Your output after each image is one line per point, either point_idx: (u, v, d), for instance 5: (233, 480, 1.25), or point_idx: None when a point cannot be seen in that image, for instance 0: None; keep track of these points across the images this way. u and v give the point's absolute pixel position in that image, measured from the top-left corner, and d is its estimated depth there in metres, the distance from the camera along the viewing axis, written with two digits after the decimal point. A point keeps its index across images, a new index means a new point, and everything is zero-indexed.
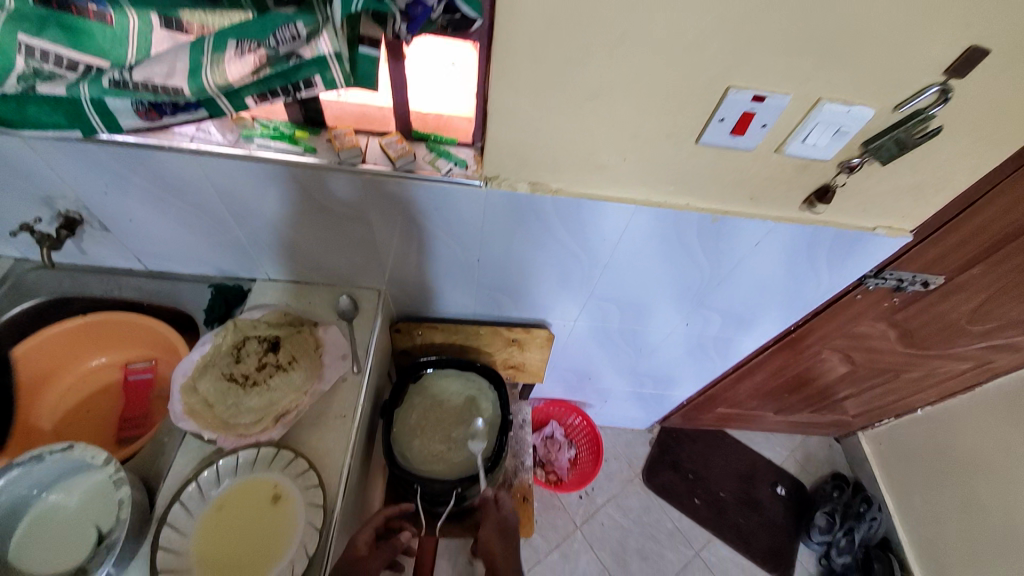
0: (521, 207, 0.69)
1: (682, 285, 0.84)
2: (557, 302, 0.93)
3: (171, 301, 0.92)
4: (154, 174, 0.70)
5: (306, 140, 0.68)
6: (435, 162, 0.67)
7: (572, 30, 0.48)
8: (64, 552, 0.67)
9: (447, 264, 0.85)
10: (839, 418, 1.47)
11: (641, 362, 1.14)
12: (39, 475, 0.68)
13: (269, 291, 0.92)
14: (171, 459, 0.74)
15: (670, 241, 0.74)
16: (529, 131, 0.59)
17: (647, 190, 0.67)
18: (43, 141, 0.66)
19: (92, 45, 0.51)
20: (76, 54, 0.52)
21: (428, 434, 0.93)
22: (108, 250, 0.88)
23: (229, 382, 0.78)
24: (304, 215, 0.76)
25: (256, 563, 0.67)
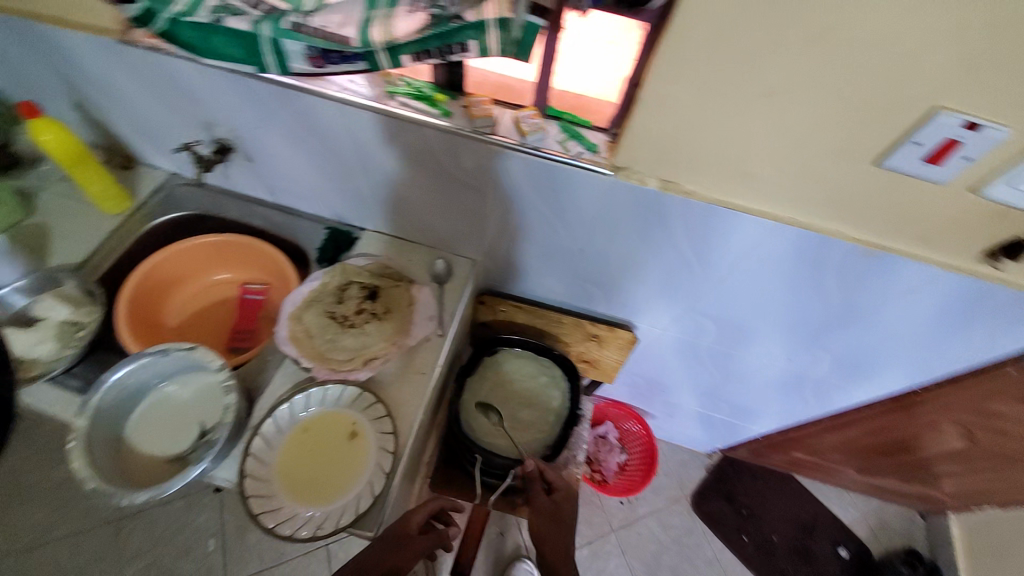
0: (650, 204, 0.66)
1: (801, 316, 0.78)
2: (651, 307, 0.90)
3: (289, 234, 1.00)
4: (299, 114, 0.75)
5: (443, 103, 0.68)
6: (565, 142, 0.65)
7: (767, 18, 0.44)
8: (172, 438, 0.75)
9: (549, 249, 0.85)
10: (934, 496, 1.30)
11: (724, 385, 1.08)
12: (163, 366, 0.77)
13: (374, 242, 0.96)
14: (270, 377, 0.80)
15: (802, 267, 0.69)
16: (680, 124, 0.55)
17: (795, 208, 0.61)
18: (215, 70, 0.73)
19: None
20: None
21: (497, 407, 1.00)
22: (247, 178, 0.97)
23: (329, 319, 0.83)
24: (425, 176, 0.78)
25: (327, 490, 0.72)
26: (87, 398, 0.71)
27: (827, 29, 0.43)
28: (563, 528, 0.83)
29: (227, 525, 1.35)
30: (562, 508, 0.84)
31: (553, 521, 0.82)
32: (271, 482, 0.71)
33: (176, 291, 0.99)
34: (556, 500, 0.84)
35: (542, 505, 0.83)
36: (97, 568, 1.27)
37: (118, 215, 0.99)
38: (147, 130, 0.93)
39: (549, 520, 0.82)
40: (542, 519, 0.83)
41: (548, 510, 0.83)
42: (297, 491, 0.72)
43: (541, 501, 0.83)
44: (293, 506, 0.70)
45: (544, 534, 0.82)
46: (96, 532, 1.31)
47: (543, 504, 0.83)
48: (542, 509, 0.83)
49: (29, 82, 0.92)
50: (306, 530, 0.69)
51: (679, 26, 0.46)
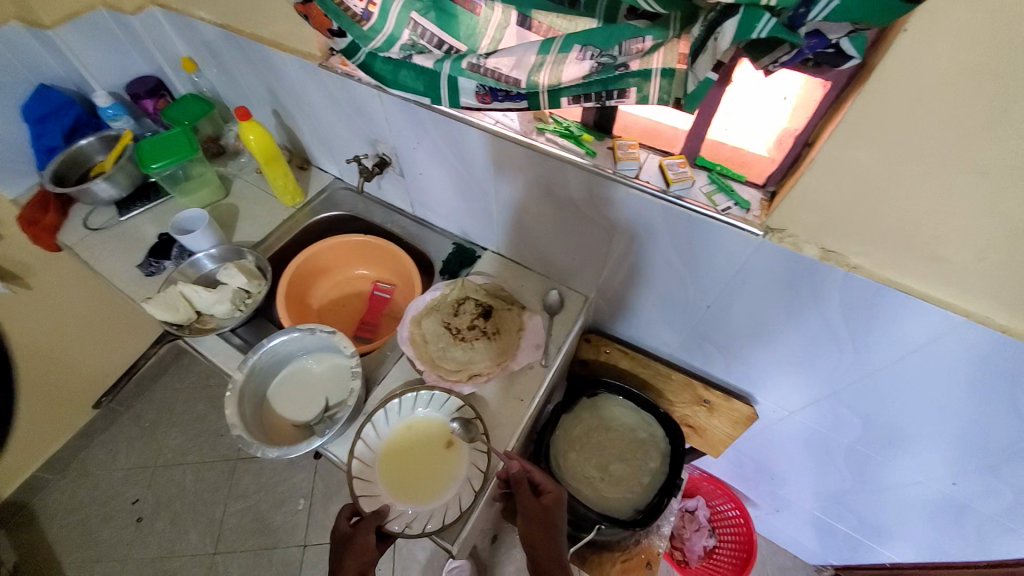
0: (799, 273, 0.60)
1: (980, 437, 0.64)
2: (776, 383, 0.80)
3: (422, 244, 1.10)
4: (454, 140, 0.82)
5: (590, 143, 0.70)
6: (713, 195, 0.62)
7: (992, 87, 0.38)
8: (301, 407, 0.85)
9: (669, 299, 0.81)
10: None
11: (854, 493, 0.92)
12: (307, 342, 0.88)
13: (494, 263, 1.01)
14: (385, 370, 0.88)
15: (995, 379, 0.56)
16: (852, 192, 0.50)
17: (995, 308, 0.51)
18: (391, 97, 0.83)
19: (456, 30, 0.58)
20: (444, 36, 0.59)
21: (586, 453, 1.00)
22: (396, 190, 1.09)
23: (444, 329, 0.88)
24: (556, 209, 0.80)
25: (420, 491, 0.75)
26: (248, 356, 0.83)
27: None
28: (556, 536, 0.72)
29: (315, 491, 1.48)
30: (551, 518, 0.73)
31: (541, 527, 0.72)
32: (373, 470, 0.76)
33: (324, 277, 1.14)
34: (545, 505, 0.73)
35: (530, 512, 0.73)
36: (212, 497, 1.48)
37: (292, 207, 1.17)
38: (327, 140, 1.10)
39: (540, 529, 0.73)
40: (533, 526, 0.73)
41: (539, 517, 0.73)
42: (394, 484, 0.75)
43: (529, 505, 0.73)
44: (388, 499, 0.74)
45: (535, 540, 0.72)
46: (217, 466, 1.53)
47: (531, 509, 0.73)
48: (531, 514, 0.73)
49: (252, 94, 1.14)
50: (397, 525, 0.72)
51: (873, 89, 0.42)
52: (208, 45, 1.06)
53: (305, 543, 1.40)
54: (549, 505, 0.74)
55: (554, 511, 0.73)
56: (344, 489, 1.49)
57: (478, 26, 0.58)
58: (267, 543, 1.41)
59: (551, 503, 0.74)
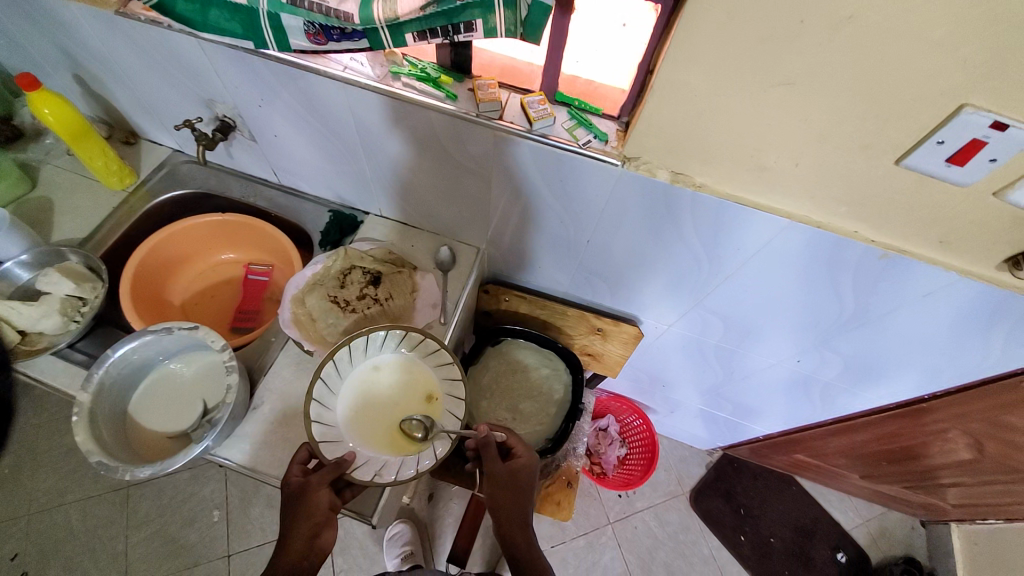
0: (658, 198, 0.64)
1: (812, 318, 0.76)
2: (656, 303, 0.88)
3: (295, 217, 1.00)
4: (303, 94, 0.73)
5: (449, 85, 0.66)
6: (574, 130, 0.63)
7: (789, 0, 0.41)
8: (175, 415, 0.76)
9: (554, 240, 0.83)
10: (932, 503, 1.27)
11: (728, 385, 1.07)
12: (167, 343, 0.77)
13: (379, 227, 0.95)
14: (273, 358, 0.80)
15: (820, 269, 0.66)
16: (692, 116, 0.53)
17: (811, 206, 0.59)
18: (214, 45, 0.71)
19: None
20: None
21: (495, 398, 1.05)
22: (251, 158, 0.96)
23: (331, 303, 0.81)
24: (430, 161, 0.76)
25: (391, 439, 0.66)
26: (90, 373, 0.71)
27: (855, 15, 0.40)
28: (522, 500, 0.69)
29: (230, 498, 1.38)
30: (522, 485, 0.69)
31: (510, 493, 0.69)
32: (334, 412, 0.67)
33: (183, 268, 0.99)
34: (514, 469, 0.70)
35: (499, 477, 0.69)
36: (107, 532, 1.31)
37: (123, 191, 0.99)
38: (149, 106, 0.92)
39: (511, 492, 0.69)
40: (500, 489, 0.69)
41: (507, 484, 0.69)
42: (362, 430, 0.66)
43: (497, 470, 0.69)
44: (353, 445, 0.65)
45: (501, 503, 0.69)
46: (105, 498, 1.34)
47: (500, 474, 0.69)
48: (498, 481, 0.69)
49: (33, 54, 0.91)
50: (364, 473, 0.63)
51: (695, 9, 0.43)
52: None
53: (229, 552, 1.31)
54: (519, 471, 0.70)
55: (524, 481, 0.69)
56: (263, 489, 1.40)
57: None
58: (185, 563, 1.29)
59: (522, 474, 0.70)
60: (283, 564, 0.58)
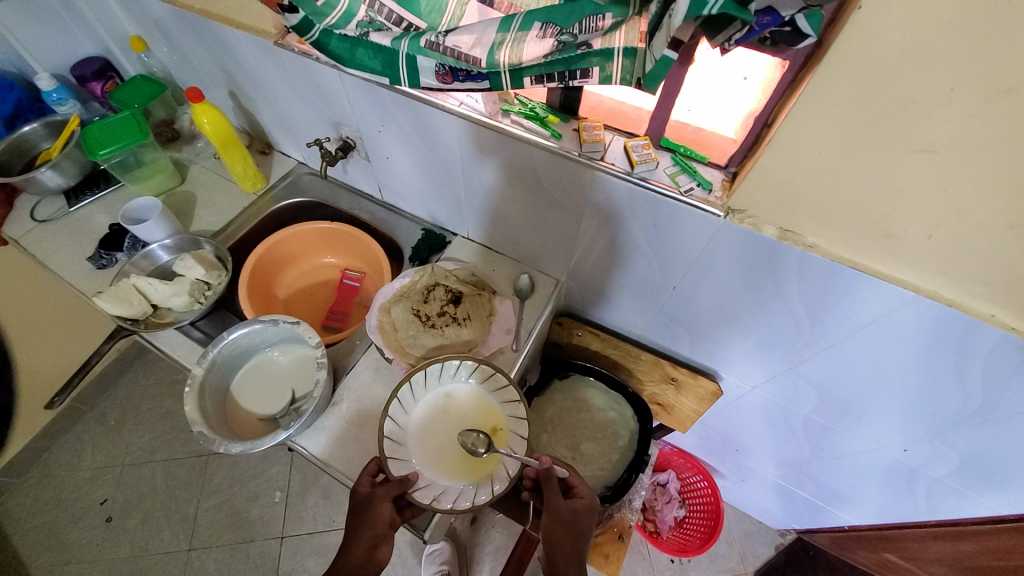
0: (758, 252, 0.62)
1: (926, 405, 0.68)
2: (741, 361, 0.83)
3: (390, 232, 1.07)
4: (419, 123, 0.79)
5: (555, 125, 0.69)
6: (675, 177, 0.63)
7: (938, 67, 0.38)
8: (267, 400, 0.83)
9: (638, 282, 0.82)
10: None
11: (812, 461, 0.97)
12: (271, 333, 0.85)
13: (466, 249, 0.99)
14: (355, 361, 0.86)
15: (941, 351, 0.59)
16: (810, 173, 0.51)
17: (939, 283, 0.53)
18: (350, 77, 0.80)
19: (416, 6, 0.57)
20: (404, 12, 0.57)
21: (558, 433, 1.02)
22: (361, 174, 1.05)
23: (413, 316, 0.86)
24: (525, 193, 0.79)
25: (453, 466, 0.69)
26: (207, 351, 0.80)
27: (1016, 87, 0.37)
28: (581, 544, 0.66)
29: (292, 483, 1.46)
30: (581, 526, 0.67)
31: (570, 533, 0.66)
32: (405, 431, 0.71)
33: (289, 265, 1.10)
34: (575, 508, 0.69)
35: (562, 511, 0.67)
36: (186, 493, 1.44)
37: (252, 194, 1.12)
38: (285, 122, 1.05)
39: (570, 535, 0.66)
40: (560, 528, 0.66)
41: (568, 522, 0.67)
42: (428, 453, 0.70)
43: (558, 504, 0.67)
44: (419, 467, 0.68)
45: (559, 542, 0.65)
46: (188, 462, 1.48)
47: (562, 510, 0.67)
48: (561, 519, 0.66)
49: (204, 74, 1.07)
50: (424, 496, 0.65)
51: (826, 69, 0.42)
52: (149, 19, 0.99)
53: (283, 534, 1.39)
54: (579, 508, 0.69)
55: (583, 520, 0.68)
56: (321, 481, 1.47)
57: (441, 3, 0.56)
58: (243, 537, 1.39)
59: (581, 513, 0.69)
60: (342, 570, 0.59)
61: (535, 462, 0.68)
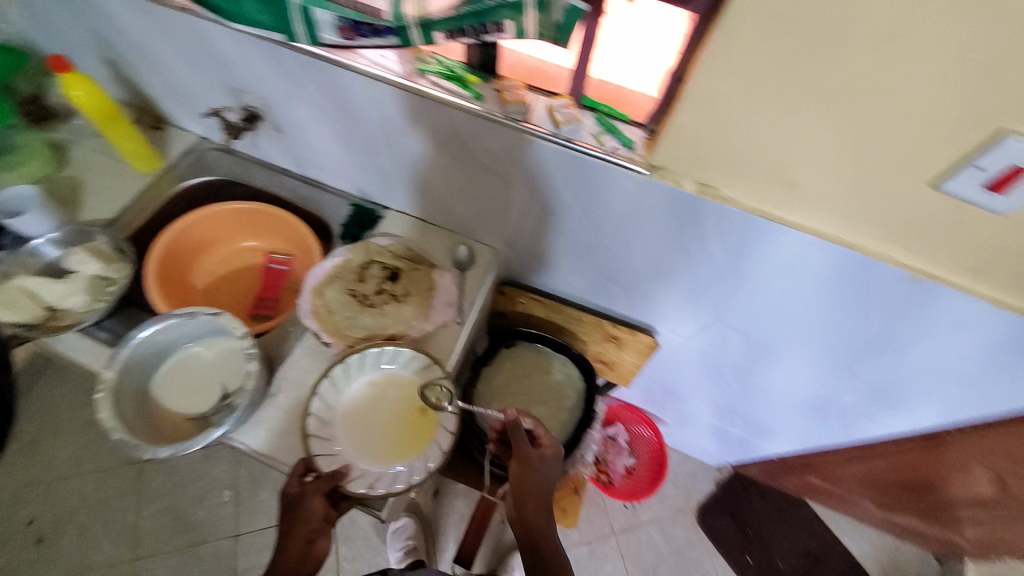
0: (682, 208, 0.63)
1: (834, 340, 0.74)
2: (675, 314, 0.86)
3: (315, 208, 1.01)
4: (331, 88, 0.73)
5: (476, 85, 0.66)
6: (600, 136, 0.62)
7: (831, 15, 0.40)
8: (195, 398, 0.77)
9: (574, 245, 0.82)
10: (950, 541, 1.23)
11: (742, 401, 1.05)
12: (191, 327, 0.78)
13: (399, 223, 0.95)
14: (289, 349, 0.81)
15: (844, 290, 0.64)
16: (724, 124, 0.52)
17: (841, 226, 0.57)
18: (249, 39, 0.72)
19: None
20: None
21: (507, 398, 1.03)
22: (275, 147, 0.97)
23: (349, 296, 0.83)
24: (453, 160, 0.76)
25: (386, 451, 0.72)
26: (116, 352, 0.73)
27: (899, 33, 0.39)
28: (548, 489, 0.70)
29: (240, 480, 1.40)
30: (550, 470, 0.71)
31: (539, 480, 0.69)
32: (333, 426, 0.72)
33: (205, 252, 1.01)
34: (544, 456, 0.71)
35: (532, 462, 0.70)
36: (126, 503, 1.35)
37: (149, 174, 1.01)
38: (179, 92, 0.94)
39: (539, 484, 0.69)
40: (529, 476, 0.69)
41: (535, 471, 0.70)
42: (359, 442, 0.72)
43: (530, 455, 0.70)
44: (352, 459, 0.70)
45: (527, 488, 0.69)
46: (119, 472, 1.38)
47: (533, 459, 0.70)
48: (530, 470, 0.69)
49: (73, 38, 0.93)
50: (358, 485, 0.68)
51: (731, 19, 0.43)
52: None
53: (237, 532, 1.34)
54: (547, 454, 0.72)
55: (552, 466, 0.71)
56: (272, 474, 1.42)
57: None
58: (193, 541, 1.32)
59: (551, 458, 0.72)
60: (283, 566, 0.62)
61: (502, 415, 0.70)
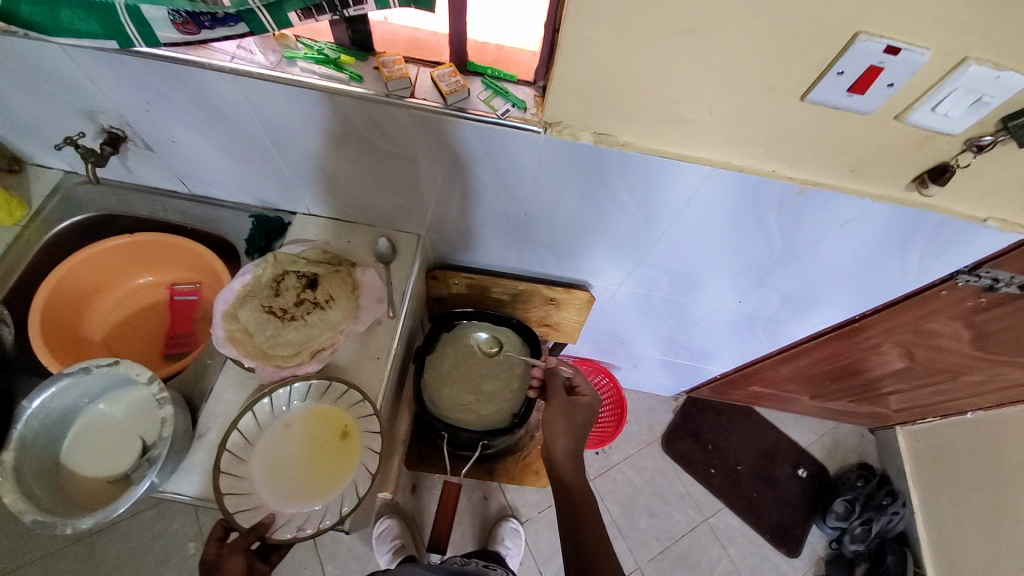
0: (581, 160, 0.64)
1: (745, 259, 0.79)
2: (603, 265, 0.88)
3: (213, 226, 0.91)
4: (193, 93, 0.66)
5: (351, 66, 0.62)
6: (491, 101, 0.61)
7: None
8: (114, 458, 0.70)
9: (492, 216, 0.81)
10: (879, 411, 1.41)
11: (680, 333, 1.11)
12: (87, 386, 0.70)
13: (310, 226, 0.89)
14: (213, 381, 0.76)
15: (743, 211, 0.68)
16: (604, 70, 0.52)
17: (730, 152, 0.60)
18: (83, 52, 0.62)
19: None
20: None
21: (458, 383, 0.95)
22: (152, 170, 0.86)
23: (268, 314, 0.77)
24: (347, 150, 0.72)
25: (312, 489, 0.69)
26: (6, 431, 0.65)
27: None
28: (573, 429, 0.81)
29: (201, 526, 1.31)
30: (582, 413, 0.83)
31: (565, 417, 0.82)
32: (249, 478, 0.69)
33: (96, 300, 0.91)
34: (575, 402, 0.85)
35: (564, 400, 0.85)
36: None
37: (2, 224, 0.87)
38: (18, 122, 0.79)
39: (570, 420, 0.82)
40: (555, 415, 0.83)
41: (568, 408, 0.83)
42: (281, 488, 0.69)
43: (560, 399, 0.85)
44: (274, 507, 0.68)
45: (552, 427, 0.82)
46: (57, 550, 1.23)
47: (561, 403, 0.84)
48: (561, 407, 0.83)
49: None
50: (285, 532, 0.67)
51: None
52: None
53: None
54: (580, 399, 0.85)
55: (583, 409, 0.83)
56: None
57: None
58: None
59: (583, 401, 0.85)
60: None
61: (545, 361, 0.90)
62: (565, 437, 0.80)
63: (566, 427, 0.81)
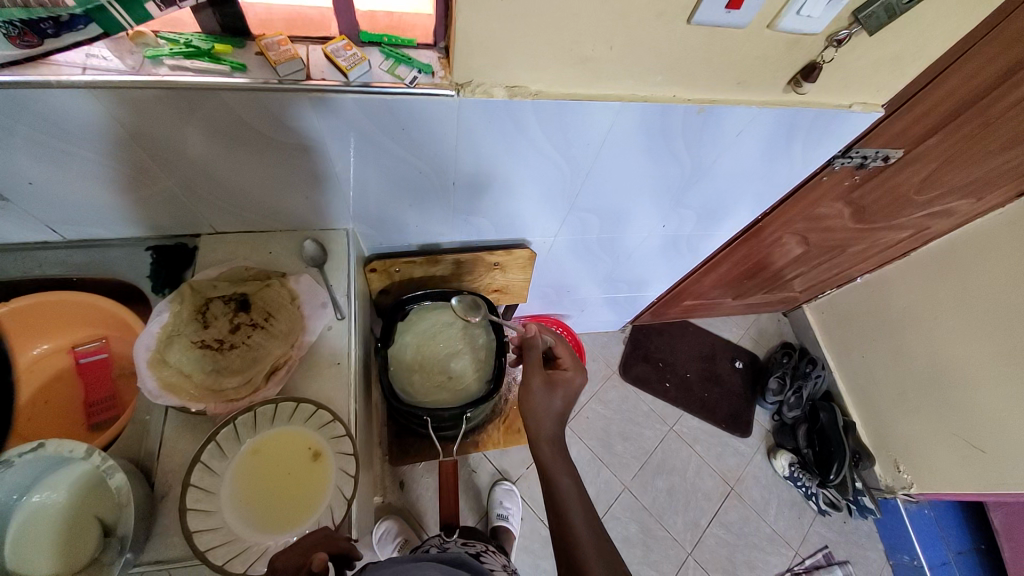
0: (498, 115, 0.64)
1: (663, 184, 0.85)
2: (537, 218, 0.90)
3: (103, 271, 0.79)
4: (42, 121, 0.56)
5: (230, 56, 0.56)
6: (395, 70, 0.58)
7: None
8: (69, 550, 0.61)
9: (416, 190, 0.78)
10: (788, 295, 1.61)
11: (617, 267, 1.18)
12: (14, 479, 0.61)
13: (220, 247, 0.82)
14: (159, 436, 0.69)
15: (654, 136, 0.72)
16: (505, 21, 0.52)
17: (635, 85, 0.64)
18: None
19: None
20: None
21: (427, 366, 0.95)
22: (11, 223, 0.73)
23: (202, 350, 0.71)
24: (244, 151, 0.65)
25: (285, 517, 0.64)
26: None
27: None
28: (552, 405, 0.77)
29: None
30: (563, 390, 0.79)
31: (543, 393, 0.77)
32: (218, 512, 0.63)
33: None
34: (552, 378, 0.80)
35: (542, 376, 0.80)
36: None
37: None
38: None
39: (549, 398, 0.77)
40: (536, 386, 0.78)
41: (547, 387, 0.79)
42: (253, 517, 0.63)
43: (539, 372, 0.80)
44: (247, 538, 0.62)
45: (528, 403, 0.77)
46: None
47: (540, 376, 0.79)
48: (539, 382, 0.79)
49: None
50: (260, 567, 0.60)
51: None
52: None
53: None
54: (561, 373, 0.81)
55: (562, 385, 0.79)
56: None
57: None
58: None
59: (560, 377, 0.81)
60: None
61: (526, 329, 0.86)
62: (548, 419, 0.76)
63: (546, 409, 0.76)
